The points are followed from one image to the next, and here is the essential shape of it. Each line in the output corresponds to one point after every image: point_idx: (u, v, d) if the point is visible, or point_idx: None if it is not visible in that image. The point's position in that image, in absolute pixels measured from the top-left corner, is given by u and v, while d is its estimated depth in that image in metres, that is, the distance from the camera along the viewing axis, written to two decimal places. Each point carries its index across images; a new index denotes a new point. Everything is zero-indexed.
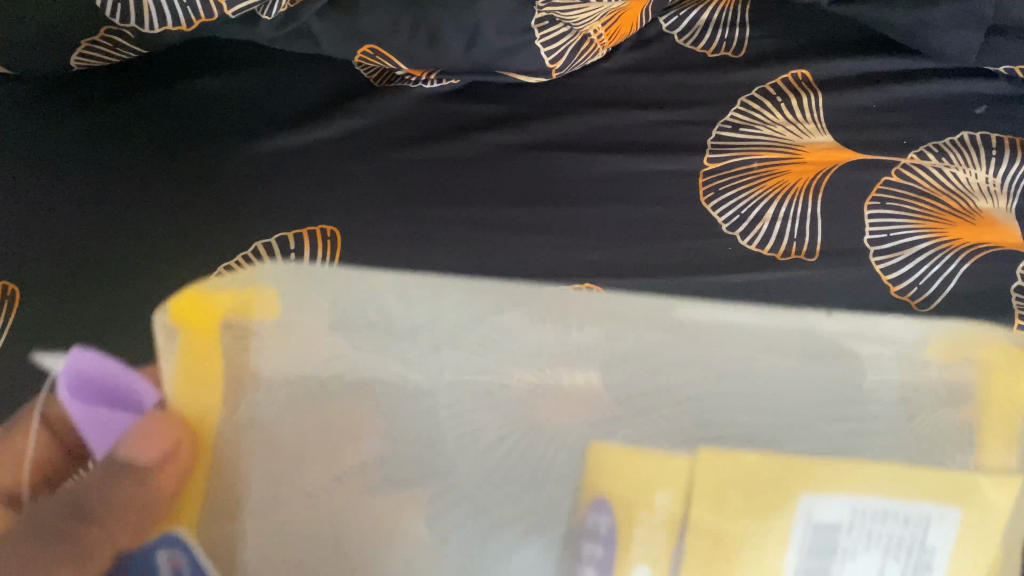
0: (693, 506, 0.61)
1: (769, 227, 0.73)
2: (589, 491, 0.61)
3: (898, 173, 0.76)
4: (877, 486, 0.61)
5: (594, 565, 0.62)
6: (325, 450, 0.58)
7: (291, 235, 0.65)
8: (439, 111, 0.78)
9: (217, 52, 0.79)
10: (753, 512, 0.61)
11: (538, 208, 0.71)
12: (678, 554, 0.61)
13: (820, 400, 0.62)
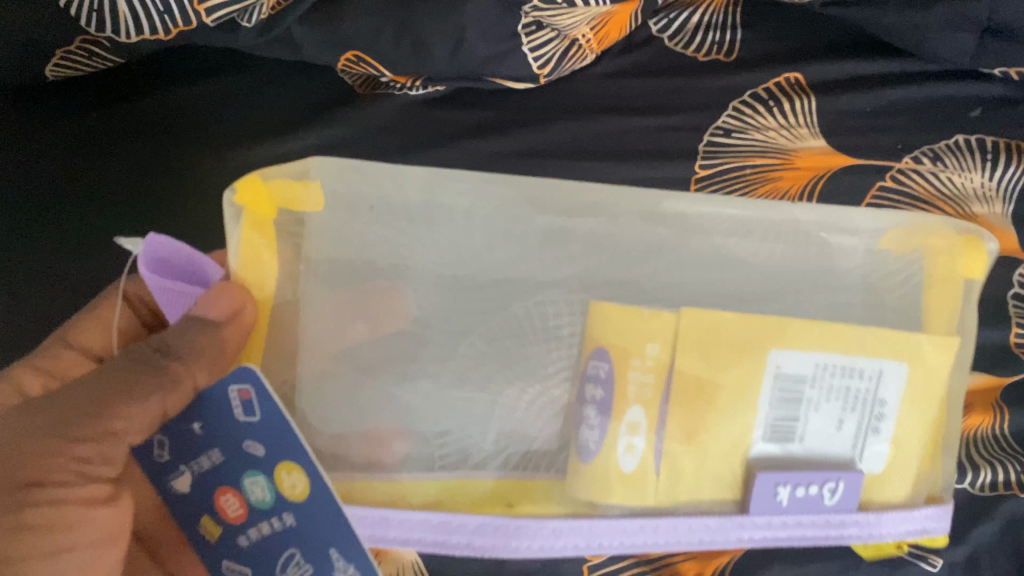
0: (676, 355, 0.53)
1: None
2: (589, 340, 0.53)
3: (892, 178, 0.76)
4: (861, 344, 0.55)
5: (593, 407, 0.53)
6: (336, 330, 0.51)
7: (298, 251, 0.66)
8: (425, 119, 0.77)
9: (193, 55, 0.76)
10: (740, 359, 0.54)
11: None
12: (632, 421, 0.53)
13: (782, 274, 0.56)
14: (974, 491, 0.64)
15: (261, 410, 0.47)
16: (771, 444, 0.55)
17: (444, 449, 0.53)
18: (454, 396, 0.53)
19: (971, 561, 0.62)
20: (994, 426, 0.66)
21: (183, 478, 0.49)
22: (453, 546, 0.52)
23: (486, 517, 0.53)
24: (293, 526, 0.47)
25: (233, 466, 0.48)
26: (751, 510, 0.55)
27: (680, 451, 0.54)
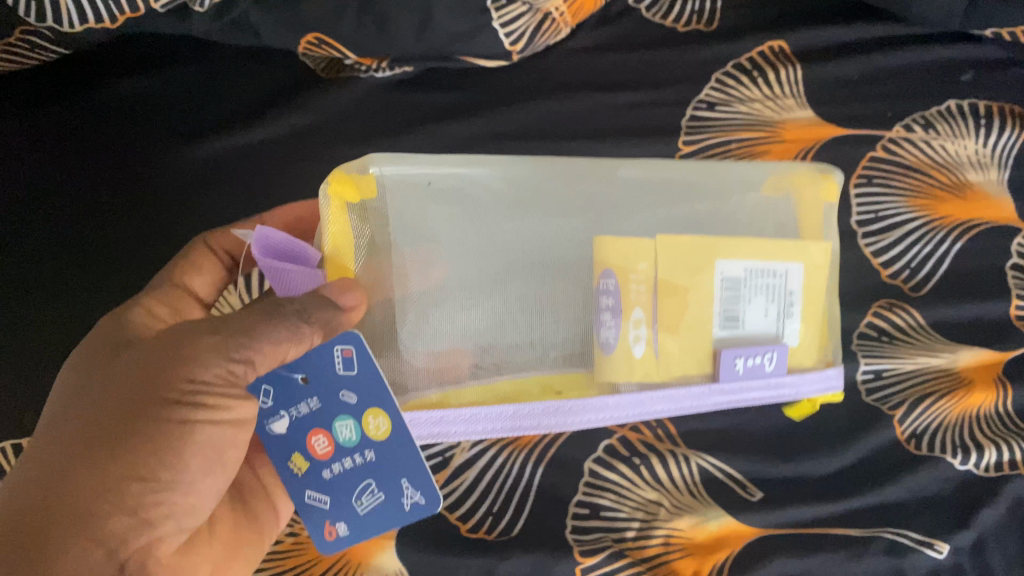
0: (665, 267, 0.48)
1: None
2: (593, 262, 0.47)
3: (884, 148, 0.72)
4: (770, 245, 0.50)
5: (607, 313, 0.47)
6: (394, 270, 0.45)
7: None
8: (392, 103, 0.73)
9: (137, 48, 0.70)
10: (689, 259, 0.48)
11: None
12: (637, 321, 0.48)
13: (711, 219, 0.51)
14: (978, 471, 0.61)
15: (361, 366, 0.42)
16: (725, 328, 0.50)
17: (487, 356, 0.47)
18: (490, 308, 0.47)
19: (979, 543, 0.59)
20: (995, 403, 0.63)
21: (281, 422, 0.44)
22: (525, 432, 0.47)
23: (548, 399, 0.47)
24: (376, 463, 0.43)
25: (327, 411, 0.43)
26: (726, 382, 0.50)
27: (671, 343, 0.49)
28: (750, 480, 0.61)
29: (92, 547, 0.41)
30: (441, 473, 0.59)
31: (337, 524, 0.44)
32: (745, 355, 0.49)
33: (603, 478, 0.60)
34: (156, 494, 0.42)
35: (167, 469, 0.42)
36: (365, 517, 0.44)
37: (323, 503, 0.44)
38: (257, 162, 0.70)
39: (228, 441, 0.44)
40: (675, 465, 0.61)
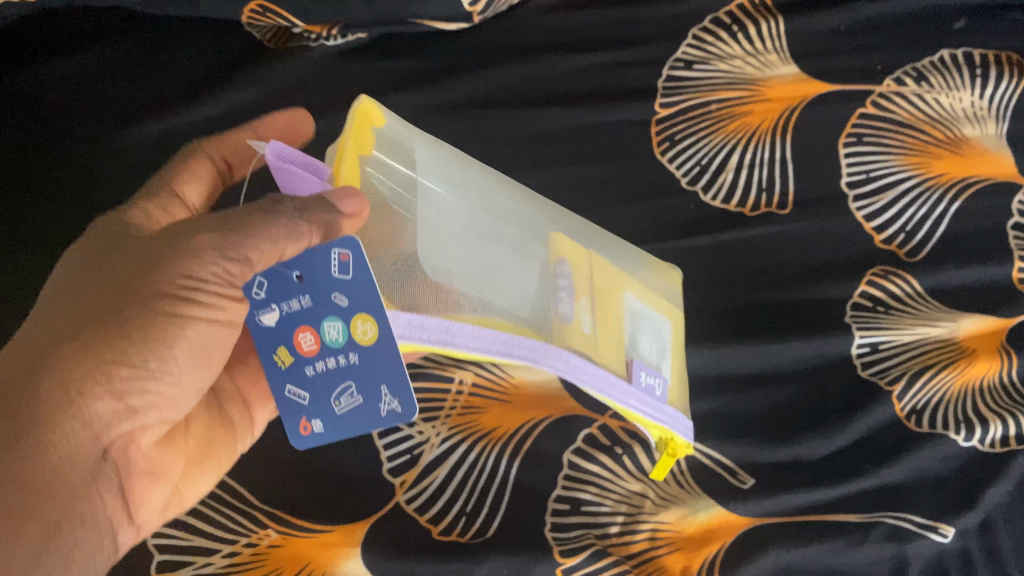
0: (599, 279, 0.56)
1: (735, 177, 0.66)
2: (553, 249, 0.54)
3: (873, 104, 0.68)
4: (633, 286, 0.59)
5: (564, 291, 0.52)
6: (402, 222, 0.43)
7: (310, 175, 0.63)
8: (347, 72, 0.68)
9: (69, 24, 0.65)
10: (601, 262, 0.57)
11: None
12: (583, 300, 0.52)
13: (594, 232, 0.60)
14: (982, 448, 0.57)
15: (357, 272, 0.38)
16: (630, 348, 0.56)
17: (469, 301, 0.45)
18: (478, 256, 0.47)
19: (985, 525, 0.55)
20: (999, 373, 0.58)
21: (269, 315, 0.40)
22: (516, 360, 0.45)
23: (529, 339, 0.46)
24: (360, 366, 0.39)
25: (316, 309, 0.39)
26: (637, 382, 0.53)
27: (605, 336, 0.54)
28: (740, 466, 0.57)
29: (78, 428, 0.38)
30: (409, 472, 0.55)
31: (313, 422, 0.41)
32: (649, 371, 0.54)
33: (584, 470, 0.56)
34: (140, 384, 0.39)
35: (154, 360, 0.39)
36: (343, 416, 0.40)
37: (302, 400, 0.41)
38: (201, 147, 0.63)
39: (219, 341, 0.41)
40: (660, 453, 0.57)
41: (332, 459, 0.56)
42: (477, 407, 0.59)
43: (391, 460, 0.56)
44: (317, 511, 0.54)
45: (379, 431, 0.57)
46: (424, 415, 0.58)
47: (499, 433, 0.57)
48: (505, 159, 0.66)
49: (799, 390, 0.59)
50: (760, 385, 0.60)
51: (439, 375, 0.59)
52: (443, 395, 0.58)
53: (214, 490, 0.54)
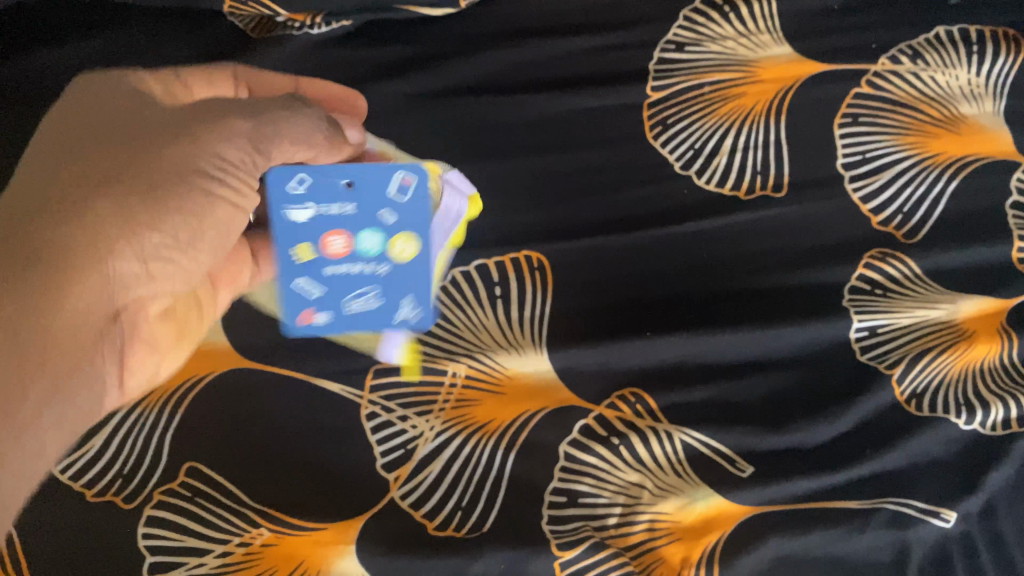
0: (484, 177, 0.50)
1: (729, 160, 0.65)
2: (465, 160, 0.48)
3: (869, 83, 0.67)
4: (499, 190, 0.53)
5: None
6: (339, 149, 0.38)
7: None
8: (333, 60, 0.67)
9: (53, 17, 0.65)
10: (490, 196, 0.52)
11: (465, 164, 0.65)
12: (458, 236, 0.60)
13: None
14: (984, 431, 0.56)
15: (413, 196, 0.49)
16: None
17: None
18: None
19: (987, 509, 0.54)
20: (999, 355, 0.58)
21: (304, 211, 0.48)
22: None
23: None
24: (389, 273, 0.51)
25: (358, 219, 0.49)
26: None
27: None
28: (739, 454, 0.56)
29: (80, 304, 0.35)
30: (404, 468, 0.55)
31: (316, 314, 0.52)
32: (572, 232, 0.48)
33: (581, 461, 0.55)
34: (167, 253, 0.39)
35: (185, 232, 0.39)
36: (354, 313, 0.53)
37: (312, 293, 0.51)
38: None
39: (228, 221, 0.41)
40: (657, 443, 0.55)
41: (324, 455, 0.55)
42: (471, 400, 0.58)
43: (384, 455, 0.55)
44: (309, 509, 0.53)
45: (373, 427, 0.56)
46: (417, 408, 0.57)
47: (493, 426, 0.57)
48: (493, 147, 0.65)
49: (797, 376, 0.59)
50: (758, 371, 0.59)
51: (431, 368, 0.58)
52: (436, 388, 0.57)
53: (203, 489, 0.53)
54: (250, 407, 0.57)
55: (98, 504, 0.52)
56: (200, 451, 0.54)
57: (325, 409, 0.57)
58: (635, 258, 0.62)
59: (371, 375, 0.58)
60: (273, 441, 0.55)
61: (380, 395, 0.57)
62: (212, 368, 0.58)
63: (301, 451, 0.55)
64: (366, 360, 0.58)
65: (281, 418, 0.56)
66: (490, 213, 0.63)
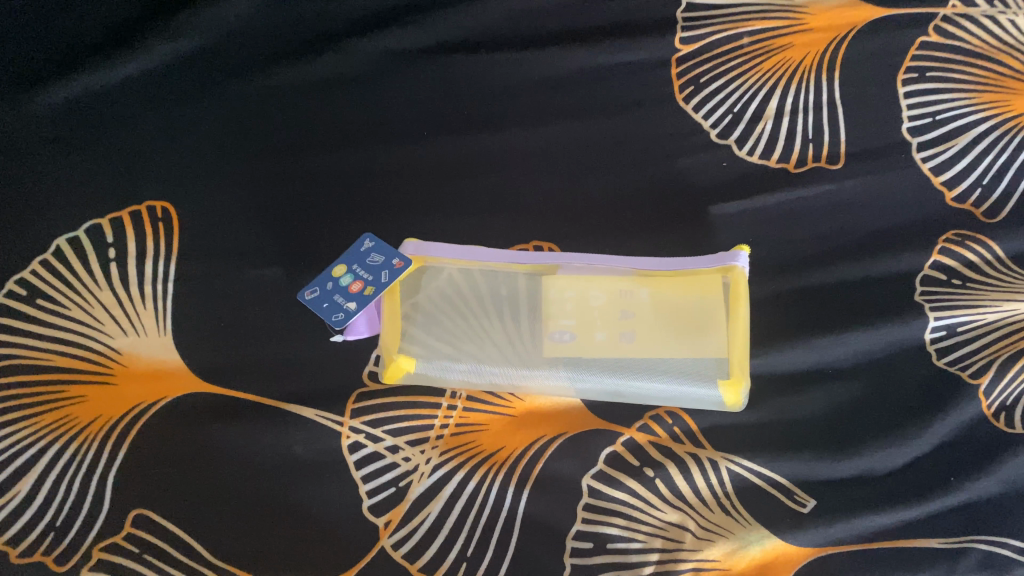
0: (643, 342, 0.47)
1: (774, 126, 0.54)
2: (569, 296, 0.49)
3: (937, 31, 0.57)
4: (684, 338, 0.47)
5: (565, 302, 0.48)
6: (460, 347, 0.48)
7: (438, 291, 0.50)
8: (306, 14, 0.60)
9: None
10: (680, 339, 0.47)
11: (456, 137, 0.55)
12: (725, 286, 0.48)
13: (669, 312, 0.48)
14: None
15: (385, 247, 0.50)
16: (656, 349, 0.46)
17: (514, 339, 0.48)
18: (465, 329, 0.48)
19: None
20: None
21: (359, 268, 0.49)
22: (517, 255, 0.50)
23: (516, 254, 0.50)
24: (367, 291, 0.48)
25: (380, 279, 0.48)
26: (700, 332, 0.47)
27: (673, 346, 0.46)
28: (798, 484, 0.46)
29: None
30: (395, 510, 0.45)
31: (352, 298, 0.48)
32: (685, 358, 0.46)
33: (608, 498, 0.45)
34: None
35: None
36: (379, 254, 0.50)
37: (365, 278, 0.49)
38: (136, 140, 0.55)
39: None
40: (700, 473, 0.46)
41: (294, 494, 0.45)
42: (475, 424, 0.48)
43: (371, 495, 0.45)
44: (275, 564, 0.43)
45: (356, 461, 0.46)
46: (410, 436, 0.47)
47: (506, 456, 0.47)
48: (491, 117, 0.56)
49: (869, 388, 0.48)
50: (823, 383, 0.48)
51: (428, 387, 0.48)
52: (432, 410, 0.48)
53: (154, 541, 0.44)
54: (205, 440, 0.46)
55: (24, 566, 0.43)
56: (147, 495, 0.45)
57: (294, 442, 0.47)
58: (669, 245, 0.51)
59: (352, 398, 0.48)
60: (233, 481, 0.45)
61: (365, 422, 0.47)
62: (165, 392, 0.48)
63: (263, 493, 0.45)
64: (346, 378, 0.48)
65: (243, 454, 0.46)
66: (486, 197, 0.53)
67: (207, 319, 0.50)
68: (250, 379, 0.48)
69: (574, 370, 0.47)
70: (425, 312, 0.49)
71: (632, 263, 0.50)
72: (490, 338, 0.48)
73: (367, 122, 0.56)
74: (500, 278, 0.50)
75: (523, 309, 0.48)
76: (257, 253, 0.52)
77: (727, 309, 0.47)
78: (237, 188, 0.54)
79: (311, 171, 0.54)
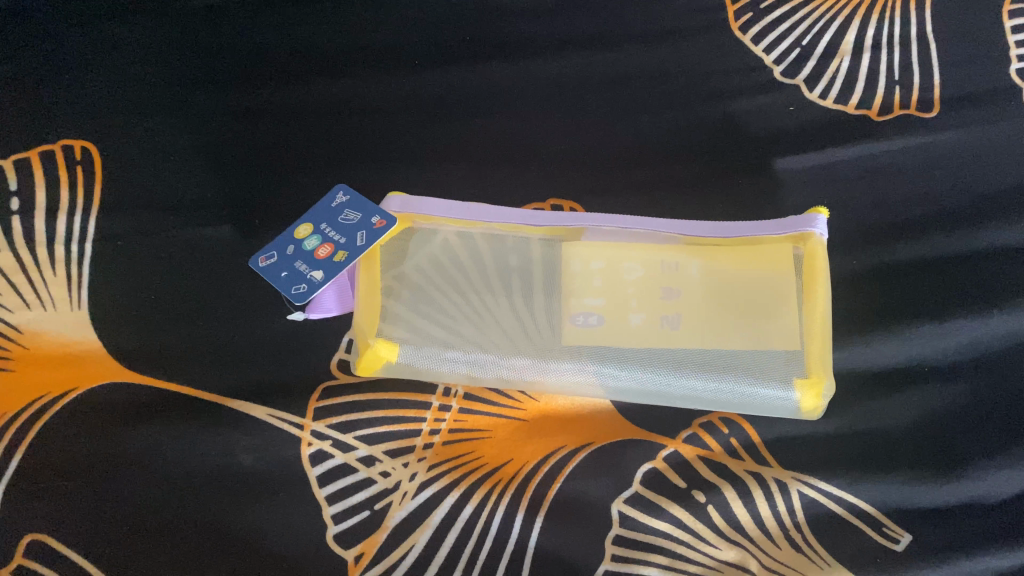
0: (693, 327, 0.36)
1: (852, 64, 0.44)
2: (597, 269, 0.38)
3: None
4: (747, 323, 0.36)
5: (592, 277, 0.38)
6: (457, 330, 0.36)
7: (428, 259, 0.38)
8: None
9: None
10: (742, 324, 0.36)
11: (455, 69, 0.45)
12: (797, 258, 0.37)
13: (726, 291, 0.37)
14: None
15: (362, 204, 0.39)
16: (711, 337, 0.36)
17: (527, 320, 0.37)
18: (462, 305, 0.37)
19: None
20: None
21: (329, 227, 0.39)
22: (529, 218, 0.40)
23: (527, 216, 0.40)
24: (336, 258, 0.37)
25: (355, 244, 0.38)
26: (768, 315, 0.36)
27: (733, 333, 0.36)
28: (894, 515, 0.35)
29: None
30: (369, 541, 0.34)
31: (317, 267, 0.37)
32: (749, 348, 0.35)
33: (646, 531, 0.35)
34: None
35: None
36: (357, 212, 0.39)
37: (337, 241, 0.38)
38: (52, 66, 0.44)
39: None
40: (765, 498, 0.35)
41: (233, 517, 0.34)
42: (474, 432, 0.37)
43: (338, 520, 0.35)
44: None
45: (319, 476, 0.36)
46: (390, 445, 0.36)
47: (513, 473, 0.36)
48: (499, 46, 0.45)
49: (991, 387, 0.36)
50: (928, 381, 0.37)
51: (415, 383, 0.38)
52: (419, 412, 0.37)
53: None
54: (124, 447, 0.36)
55: None
56: (45, 514, 0.34)
57: (239, 449, 0.36)
58: (721, 206, 0.40)
59: (315, 395, 0.37)
60: (159, 498, 0.35)
61: (332, 426, 0.37)
62: (74, 381, 0.37)
63: (196, 514, 0.34)
64: (309, 367, 0.38)
65: (173, 463, 0.35)
66: (492, 143, 0.42)
67: (134, 289, 0.39)
68: (186, 366, 0.37)
69: (607, 363, 0.36)
70: (412, 283, 0.38)
71: (676, 229, 0.39)
72: (494, 318, 0.37)
73: (346, 49, 0.45)
74: (508, 245, 0.39)
75: (539, 283, 0.38)
76: (200, 207, 0.41)
77: (799, 288, 0.36)
78: (179, 126, 0.43)
79: (275, 107, 0.43)
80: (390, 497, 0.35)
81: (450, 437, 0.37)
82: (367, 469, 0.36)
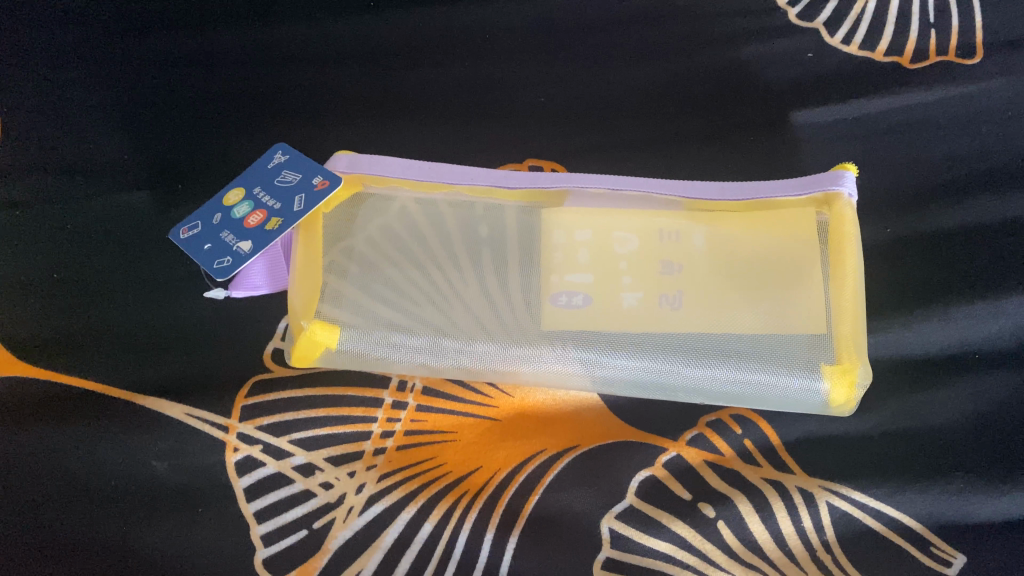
0: (699, 304, 0.30)
1: (878, 5, 0.38)
2: (583, 236, 0.32)
3: None
4: (763, 298, 0.30)
5: (577, 246, 0.31)
6: (415, 309, 0.30)
7: (380, 226, 0.32)
8: None
9: None
10: (759, 299, 0.30)
11: (419, 14, 0.38)
12: (820, 223, 0.31)
13: (738, 260, 0.30)
14: None
15: (302, 164, 0.33)
16: (721, 315, 0.29)
17: (499, 296, 0.30)
18: (419, 279, 0.30)
19: None
20: None
21: (264, 191, 0.32)
22: (501, 180, 0.33)
23: (499, 178, 0.33)
24: (269, 227, 0.31)
25: (293, 211, 0.31)
26: (789, 288, 0.30)
27: (747, 309, 0.29)
28: (945, 531, 0.28)
29: None
30: (305, 568, 0.28)
31: (246, 237, 0.31)
32: (766, 328, 0.29)
33: (643, 553, 0.28)
34: None
35: None
36: (297, 173, 0.33)
37: (272, 207, 0.32)
38: None
39: None
40: (787, 512, 0.29)
41: (140, 541, 0.28)
42: (436, 435, 0.31)
43: (267, 542, 0.28)
44: None
45: (247, 488, 0.29)
46: (332, 451, 0.30)
47: (482, 483, 0.30)
48: None
49: None
50: (981, 368, 0.31)
51: (365, 377, 0.32)
52: (369, 412, 0.31)
53: None
54: (9, 455, 0.29)
55: None
56: None
57: (151, 456, 0.30)
58: (729, 167, 0.34)
59: (244, 392, 0.31)
60: (51, 517, 0.28)
61: (264, 429, 0.30)
62: None
63: (95, 537, 0.28)
64: (239, 358, 0.32)
65: (69, 474, 0.29)
66: (462, 100, 0.37)
67: (33, 266, 0.33)
68: (92, 357, 0.31)
69: (596, 349, 0.29)
70: (360, 255, 0.31)
71: (675, 192, 0.33)
72: (459, 294, 0.30)
73: None
74: (476, 210, 0.33)
75: (513, 252, 0.31)
76: (118, 172, 0.35)
77: (825, 258, 0.30)
78: (97, 81, 0.37)
79: (210, 58, 0.38)
80: (331, 514, 0.29)
81: (406, 442, 0.31)
82: (305, 480, 0.30)
